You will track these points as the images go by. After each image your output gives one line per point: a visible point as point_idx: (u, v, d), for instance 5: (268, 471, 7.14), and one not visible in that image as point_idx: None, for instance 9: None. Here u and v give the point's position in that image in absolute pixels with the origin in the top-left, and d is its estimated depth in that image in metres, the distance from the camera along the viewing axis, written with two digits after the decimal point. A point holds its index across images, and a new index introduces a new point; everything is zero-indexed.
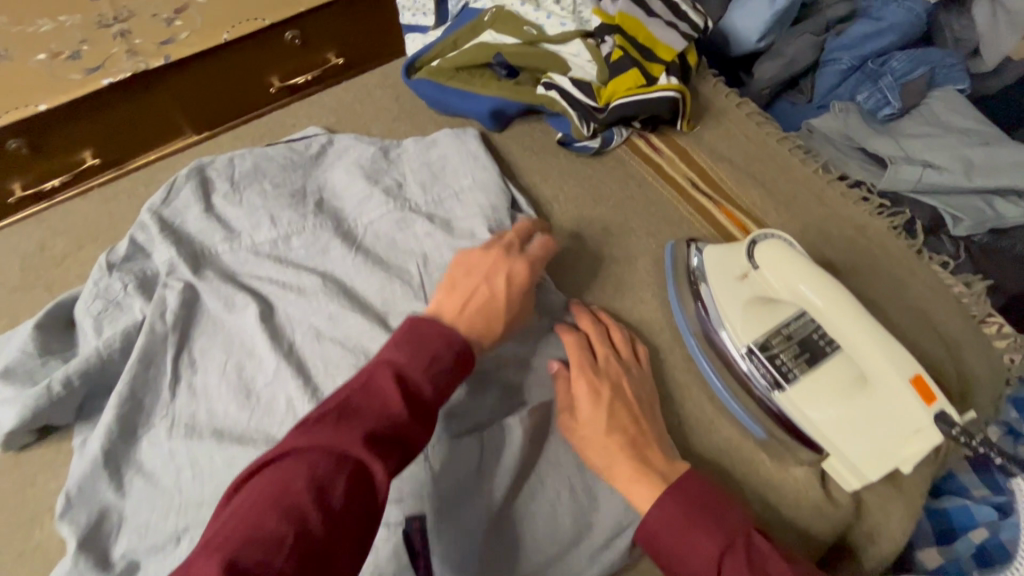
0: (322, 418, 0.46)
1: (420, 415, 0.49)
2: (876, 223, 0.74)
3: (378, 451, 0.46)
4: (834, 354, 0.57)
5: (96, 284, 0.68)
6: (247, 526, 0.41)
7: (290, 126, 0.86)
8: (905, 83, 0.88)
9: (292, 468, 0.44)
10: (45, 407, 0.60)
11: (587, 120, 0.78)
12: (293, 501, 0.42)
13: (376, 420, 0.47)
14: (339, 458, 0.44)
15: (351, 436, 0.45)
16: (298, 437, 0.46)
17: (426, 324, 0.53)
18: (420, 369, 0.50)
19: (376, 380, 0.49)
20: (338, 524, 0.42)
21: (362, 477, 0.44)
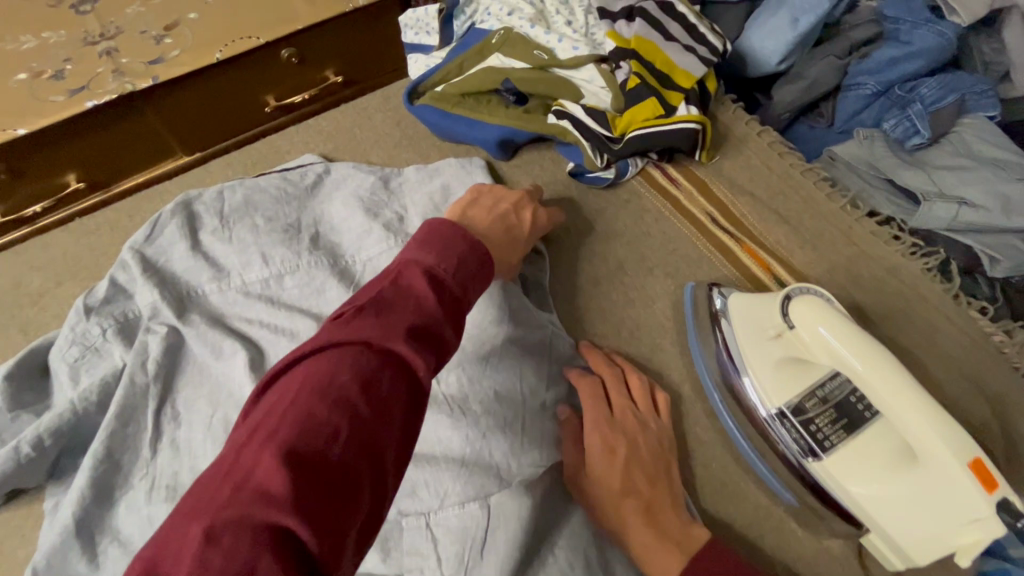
0: (357, 313, 0.42)
1: (454, 316, 0.45)
2: (910, 264, 0.69)
3: (420, 346, 0.42)
4: (874, 420, 0.51)
5: (72, 329, 0.63)
6: (295, 413, 0.36)
7: (286, 153, 0.81)
8: (935, 111, 0.83)
9: (333, 360, 0.39)
10: (12, 470, 0.56)
11: (601, 150, 0.73)
12: (340, 390, 0.37)
13: (413, 314, 0.43)
14: (383, 352, 0.40)
15: (392, 329, 0.41)
16: (332, 333, 0.41)
17: (448, 229, 0.50)
18: (450, 270, 0.47)
19: (406, 280, 0.45)
20: (388, 413, 0.38)
21: (408, 369, 0.40)
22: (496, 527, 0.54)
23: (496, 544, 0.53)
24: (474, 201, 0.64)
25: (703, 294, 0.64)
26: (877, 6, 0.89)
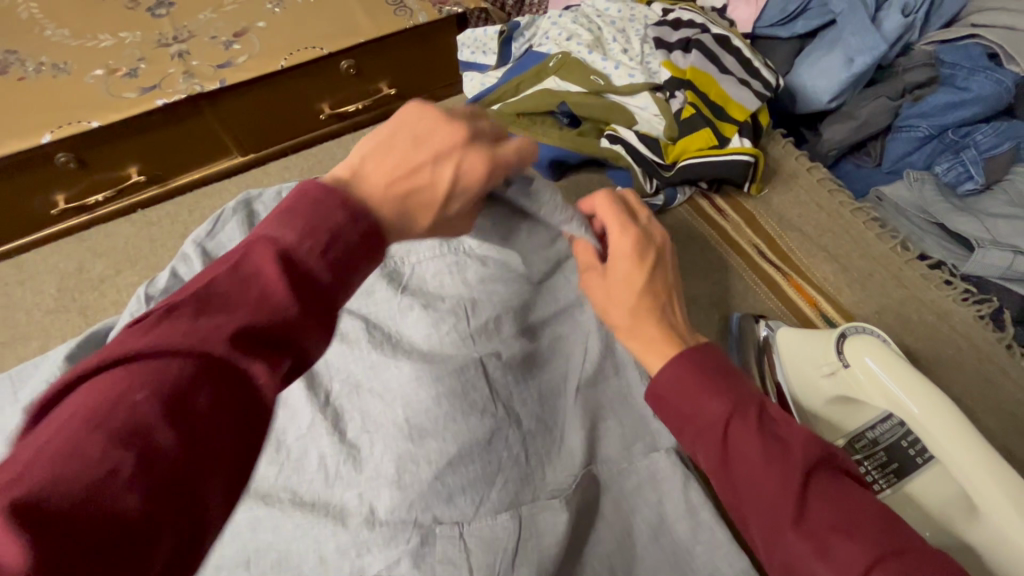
0: (172, 312, 0.30)
1: (316, 308, 0.33)
2: (961, 310, 0.68)
3: (261, 353, 0.30)
4: (928, 465, 0.50)
5: (132, 316, 0.65)
6: (52, 453, 0.25)
7: (342, 159, 0.84)
8: (991, 157, 0.82)
9: (124, 379, 0.28)
10: None
11: (651, 176, 0.74)
12: (128, 415, 0.26)
13: (253, 310, 0.31)
14: (201, 365, 0.29)
15: (216, 333, 0.30)
16: (129, 339, 0.29)
17: (315, 188, 0.36)
18: (316, 247, 0.33)
19: (251, 262, 0.33)
20: (204, 444, 0.28)
21: (240, 383, 0.29)
22: (528, 539, 0.54)
23: (528, 558, 0.53)
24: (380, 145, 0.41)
25: (750, 324, 0.66)
26: (932, 50, 0.89)
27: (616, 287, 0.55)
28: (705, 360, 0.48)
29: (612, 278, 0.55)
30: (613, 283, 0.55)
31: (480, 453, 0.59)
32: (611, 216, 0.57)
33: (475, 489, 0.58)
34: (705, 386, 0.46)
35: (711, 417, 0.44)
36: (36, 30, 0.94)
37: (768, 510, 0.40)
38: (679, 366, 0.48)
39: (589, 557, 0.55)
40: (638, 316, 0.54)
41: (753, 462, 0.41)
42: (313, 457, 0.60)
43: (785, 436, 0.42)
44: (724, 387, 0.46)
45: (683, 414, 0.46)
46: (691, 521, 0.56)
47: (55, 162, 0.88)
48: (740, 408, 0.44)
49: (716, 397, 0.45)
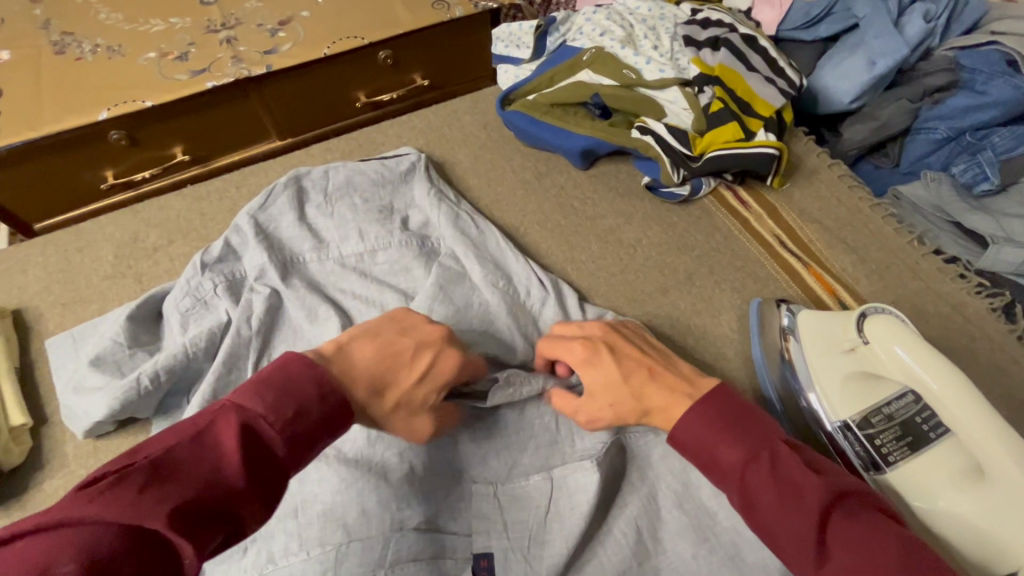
0: (121, 477, 0.35)
1: (261, 483, 0.38)
2: (974, 302, 0.71)
3: (196, 526, 0.35)
4: (942, 440, 0.52)
5: (187, 281, 0.69)
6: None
7: (381, 144, 0.88)
8: (1008, 159, 0.85)
9: (58, 542, 0.31)
10: (131, 400, 0.61)
11: (679, 167, 0.77)
12: None
13: (202, 481, 0.36)
14: (141, 530, 0.33)
15: (162, 503, 0.34)
16: (75, 499, 0.33)
17: (297, 365, 0.44)
18: (277, 425, 0.40)
19: (215, 434, 0.38)
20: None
21: (166, 560, 0.33)
22: (560, 498, 0.58)
23: (560, 515, 0.57)
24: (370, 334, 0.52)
25: (771, 309, 0.68)
26: (952, 55, 0.92)
27: (597, 398, 0.55)
28: (715, 409, 0.50)
29: (595, 393, 0.55)
30: (596, 399, 0.55)
31: (517, 419, 0.63)
32: (551, 344, 0.60)
33: (509, 451, 0.62)
34: (724, 434, 0.48)
35: (730, 464, 0.47)
36: (92, 14, 0.99)
37: (795, 551, 0.43)
38: (697, 418, 0.50)
39: (618, 516, 0.58)
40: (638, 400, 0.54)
41: (772, 507, 0.44)
42: (357, 419, 0.60)
43: (799, 482, 0.44)
44: (743, 434, 0.48)
45: (703, 461, 0.49)
46: (714, 488, 0.59)
47: (109, 139, 0.93)
48: (753, 455, 0.46)
49: (729, 446, 0.48)
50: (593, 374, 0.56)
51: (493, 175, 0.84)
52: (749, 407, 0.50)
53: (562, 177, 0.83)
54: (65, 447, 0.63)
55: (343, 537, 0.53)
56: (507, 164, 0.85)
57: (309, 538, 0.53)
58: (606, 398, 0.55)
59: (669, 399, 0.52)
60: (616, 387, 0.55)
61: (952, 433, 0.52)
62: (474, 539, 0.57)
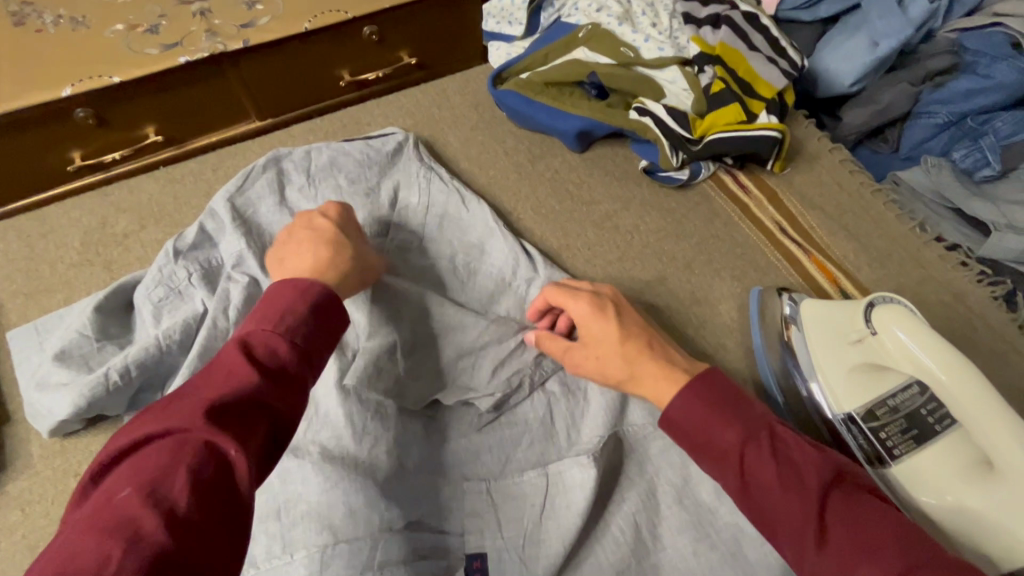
0: (157, 410, 0.39)
1: (283, 380, 0.42)
2: (977, 291, 0.70)
3: (227, 425, 0.38)
4: (948, 433, 0.52)
5: (161, 270, 0.65)
6: (63, 551, 0.31)
7: (366, 124, 0.83)
8: (1011, 144, 0.83)
9: (118, 476, 0.35)
10: (100, 396, 0.57)
11: (678, 150, 0.74)
12: (117, 509, 0.33)
13: (220, 387, 0.40)
14: (180, 445, 0.36)
15: (191, 415, 0.38)
16: (123, 440, 0.38)
17: (273, 291, 0.49)
18: (267, 330, 0.45)
19: (220, 358, 0.43)
20: (191, 521, 0.33)
21: (214, 456, 0.36)
22: (556, 495, 0.56)
23: (556, 512, 0.55)
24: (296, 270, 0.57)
25: (773, 297, 0.66)
26: (955, 38, 0.90)
27: (594, 344, 0.55)
28: (704, 386, 0.48)
29: (590, 341, 0.56)
30: (591, 344, 0.56)
31: (510, 412, 0.61)
32: (564, 293, 0.59)
33: (502, 446, 0.59)
34: (716, 415, 0.47)
35: (724, 444, 0.45)
36: None
37: (792, 534, 0.42)
38: (690, 397, 0.48)
39: (616, 513, 0.56)
40: (631, 364, 0.53)
41: (770, 487, 0.43)
42: (335, 416, 0.55)
43: (797, 459, 0.44)
44: (737, 413, 0.47)
45: (699, 442, 0.47)
46: (715, 483, 0.57)
47: (74, 118, 0.87)
48: (751, 434, 0.45)
49: (727, 425, 0.46)
50: (595, 327, 0.56)
51: (484, 157, 0.80)
52: (738, 386, 0.49)
53: (556, 160, 0.80)
54: (30, 446, 0.59)
55: (328, 539, 0.49)
56: (499, 147, 0.81)
57: (292, 540, 0.49)
58: (599, 350, 0.55)
59: (662, 371, 0.51)
60: (614, 342, 0.54)
61: (959, 424, 0.51)
62: (468, 539, 0.55)
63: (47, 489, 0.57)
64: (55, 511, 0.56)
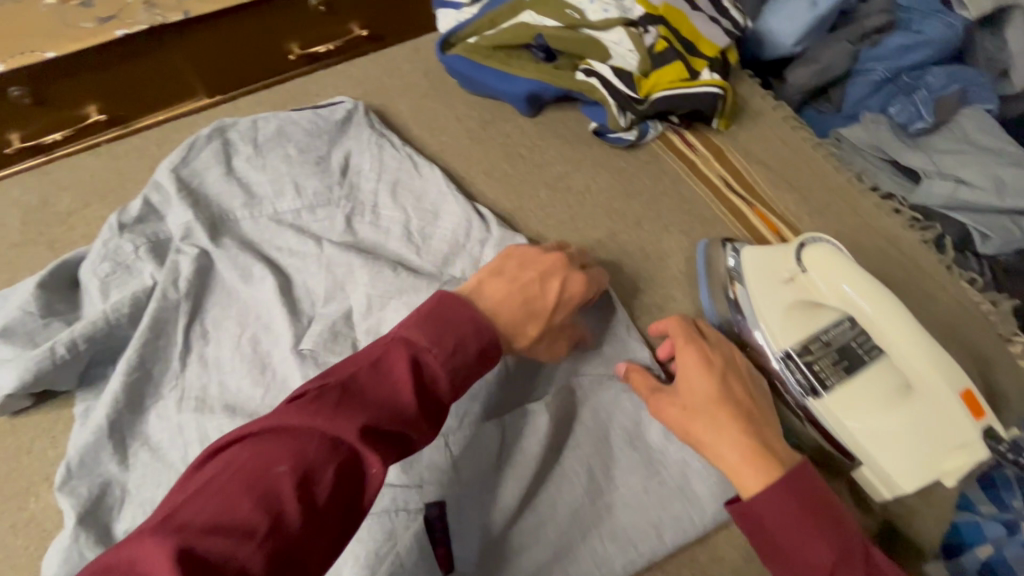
0: (322, 395, 0.43)
1: (429, 413, 0.46)
2: (908, 235, 0.73)
3: (375, 442, 0.42)
4: (876, 362, 0.55)
5: (105, 244, 0.64)
6: (219, 503, 0.36)
7: (315, 95, 0.83)
8: (940, 98, 0.88)
9: (277, 445, 0.39)
10: (46, 370, 0.56)
11: (625, 110, 0.76)
12: (272, 482, 0.38)
13: (384, 400, 0.44)
14: (334, 444, 0.40)
15: (351, 419, 0.41)
16: (289, 412, 0.42)
17: (450, 307, 0.50)
18: (437, 358, 0.47)
19: (391, 361, 0.46)
20: (320, 517, 0.38)
21: (354, 467, 0.41)
22: (512, 444, 0.58)
23: (512, 459, 0.57)
24: (499, 276, 0.57)
25: (716, 249, 0.69)
26: None
27: (687, 394, 0.56)
28: (792, 480, 0.50)
29: (684, 391, 0.57)
30: (684, 394, 0.56)
31: None
32: (683, 335, 0.60)
33: None
34: (807, 526, 0.49)
35: (812, 558, 0.48)
36: None
37: None
38: (784, 502, 0.50)
39: (569, 459, 0.58)
40: (720, 431, 0.54)
41: None
42: (295, 380, 0.59)
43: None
44: (829, 530, 0.49)
45: (783, 545, 0.49)
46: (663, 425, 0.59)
47: (8, 97, 0.84)
48: (842, 555, 0.48)
49: (816, 541, 0.48)
50: (702, 385, 0.56)
51: (437, 124, 0.80)
52: (828, 494, 0.51)
53: (509, 125, 0.80)
54: None
55: None
56: (451, 114, 0.81)
57: None
58: (690, 405, 0.56)
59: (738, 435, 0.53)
60: (709, 400, 0.55)
61: (885, 354, 0.55)
62: (425, 489, 0.54)
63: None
64: (9, 488, 0.56)
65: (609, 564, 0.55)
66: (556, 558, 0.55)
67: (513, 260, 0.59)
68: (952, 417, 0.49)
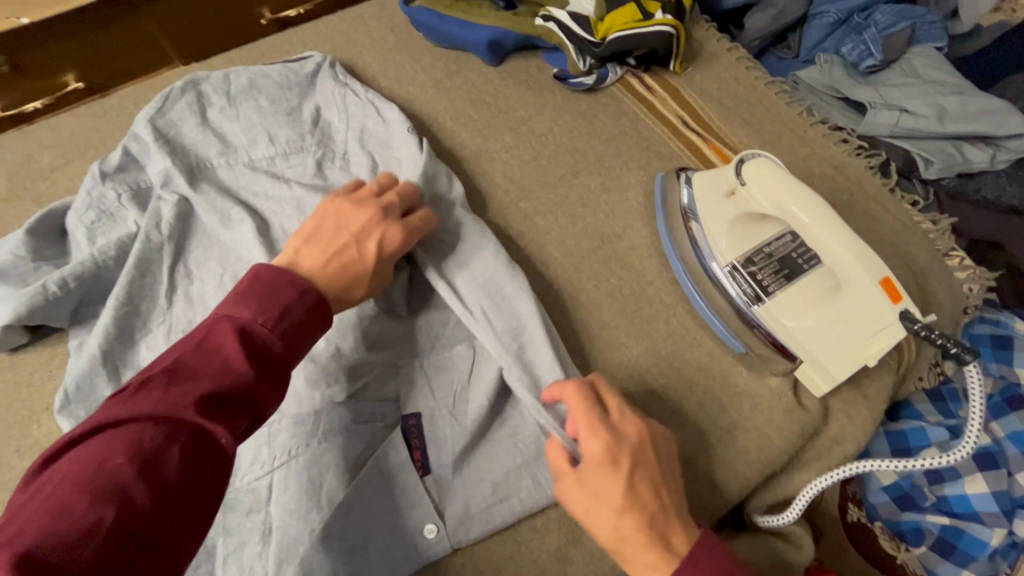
0: (147, 383, 0.41)
1: (273, 376, 0.45)
2: (853, 162, 0.78)
3: (216, 414, 0.41)
4: (813, 270, 0.60)
5: (89, 193, 0.67)
6: (51, 511, 0.35)
7: (287, 52, 0.85)
8: (888, 36, 0.90)
9: (107, 443, 0.38)
10: (40, 306, 0.60)
11: (584, 54, 0.80)
12: (109, 477, 0.37)
13: (216, 374, 0.42)
14: (172, 426, 0.40)
15: (184, 399, 0.41)
16: (113, 407, 0.40)
17: (273, 275, 0.49)
18: (267, 325, 0.46)
19: (216, 337, 0.44)
20: (175, 496, 0.38)
21: (201, 441, 0.40)
22: (481, 362, 0.63)
23: (480, 374, 0.62)
24: (312, 237, 0.57)
25: (672, 179, 0.72)
26: None
27: (595, 492, 0.49)
28: (700, 570, 0.47)
29: (585, 484, 0.50)
30: (590, 488, 0.50)
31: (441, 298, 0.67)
32: (582, 413, 0.52)
33: (431, 325, 0.65)
34: None
35: None
36: None
37: None
38: None
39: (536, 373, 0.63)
40: (622, 531, 0.48)
41: None
42: None
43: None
44: None
45: None
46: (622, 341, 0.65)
47: None
48: None
49: None
50: (609, 476, 0.49)
51: (404, 75, 0.83)
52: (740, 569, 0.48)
53: (473, 74, 0.83)
54: None
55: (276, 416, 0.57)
56: (418, 65, 0.84)
57: None
58: (590, 497, 0.50)
59: (649, 536, 0.48)
60: (612, 504, 0.48)
61: (821, 263, 0.60)
62: (403, 403, 0.61)
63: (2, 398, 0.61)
64: (12, 416, 0.60)
65: None
66: (525, 462, 0.59)
67: (327, 219, 0.59)
68: (877, 307, 0.55)
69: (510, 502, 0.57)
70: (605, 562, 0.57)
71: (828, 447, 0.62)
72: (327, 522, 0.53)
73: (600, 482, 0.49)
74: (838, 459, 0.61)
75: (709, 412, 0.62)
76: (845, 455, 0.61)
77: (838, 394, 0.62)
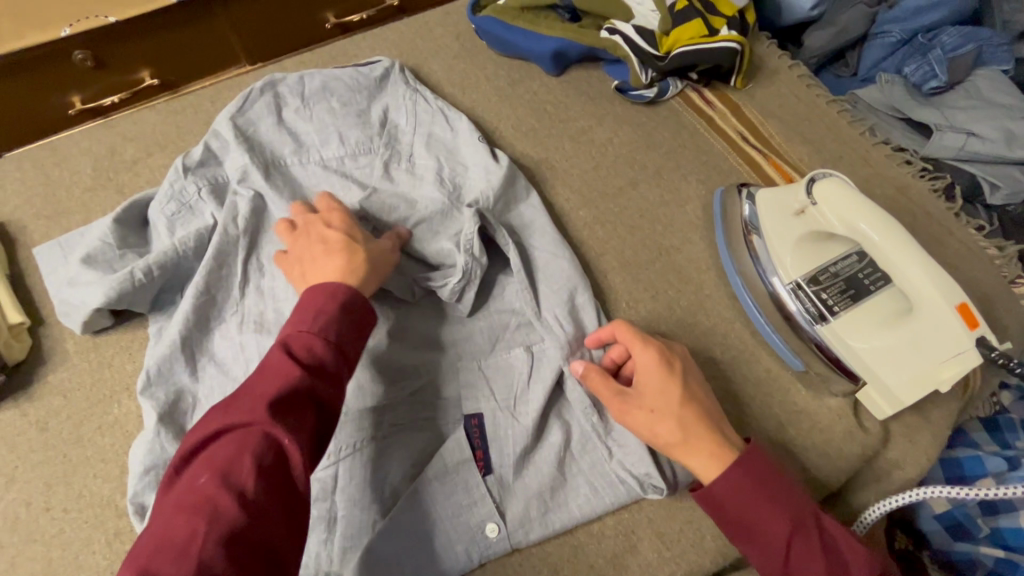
0: (218, 412, 0.44)
1: (323, 373, 0.47)
2: (918, 185, 0.77)
3: (278, 418, 0.43)
4: (882, 291, 0.61)
5: (171, 185, 0.70)
6: (157, 537, 0.38)
7: (354, 56, 0.88)
8: (954, 58, 0.89)
9: (194, 470, 0.41)
10: (127, 291, 0.63)
11: (647, 67, 0.81)
12: (196, 496, 0.39)
13: (270, 383, 0.44)
14: (242, 438, 0.42)
15: (246, 413, 0.43)
16: (192, 439, 0.44)
17: (308, 289, 0.52)
18: (308, 331, 0.48)
19: (267, 355, 0.47)
20: (257, 499, 0.40)
21: (269, 444, 0.42)
22: (540, 365, 0.64)
23: (541, 377, 0.63)
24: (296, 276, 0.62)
25: (733, 195, 0.73)
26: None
27: (654, 397, 0.56)
28: (752, 468, 0.52)
29: (646, 393, 0.56)
30: (646, 396, 0.56)
31: (504, 301, 0.69)
32: (634, 339, 0.59)
33: (492, 327, 0.67)
34: (761, 499, 0.52)
35: (773, 530, 0.51)
36: None
37: None
38: (736, 478, 0.52)
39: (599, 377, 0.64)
40: (686, 428, 0.54)
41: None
42: None
43: (845, 554, 0.51)
44: (786, 505, 0.52)
45: (741, 522, 0.52)
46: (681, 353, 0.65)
47: (72, 59, 0.90)
48: (801, 524, 0.51)
49: (777, 514, 0.51)
50: (664, 378, 0.56)
51: (467, 82, 0.85)
52: (779, 465, 0.54)
53: (535, 84, 0.85)
54: (66, 344, 0.66)
55: (342, 408, 0.58)
56: (481, 73, 0.86)
57: None
58: (651, 401, 0.56)
59: (713, 446, 0.53)
60: (674, 404, 0.55)
61: (890, 283, 0.61)
62: (464, 405, 0.63)
63: (86, 377, 0.64)
64: (95, 394, 0.63)
65: (631, 472, 0.59)
66: (580, 468, 0.60)
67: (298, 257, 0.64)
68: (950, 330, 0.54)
69: (568, 508, 0.58)
70: (660, 571, 0.57)
71: (887, 470, 0.61)
72: (390, 517, 0.55)
73: (658, 387, 0.56)
74: (898, 483, 0.61)
75: (769, 427, 0.62)
76: (905, 479, 0.61)
77: (900, 418, 0.62)
